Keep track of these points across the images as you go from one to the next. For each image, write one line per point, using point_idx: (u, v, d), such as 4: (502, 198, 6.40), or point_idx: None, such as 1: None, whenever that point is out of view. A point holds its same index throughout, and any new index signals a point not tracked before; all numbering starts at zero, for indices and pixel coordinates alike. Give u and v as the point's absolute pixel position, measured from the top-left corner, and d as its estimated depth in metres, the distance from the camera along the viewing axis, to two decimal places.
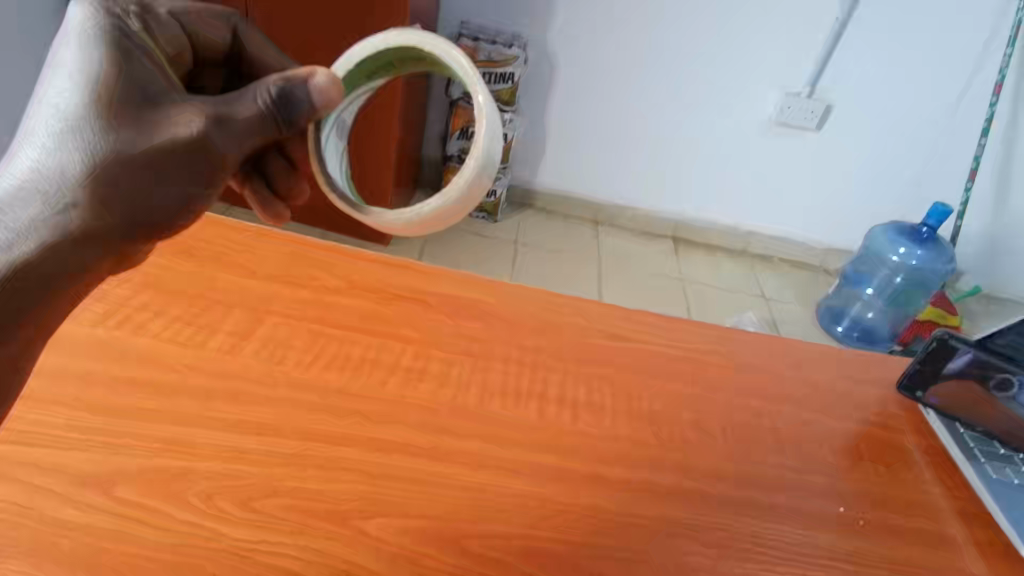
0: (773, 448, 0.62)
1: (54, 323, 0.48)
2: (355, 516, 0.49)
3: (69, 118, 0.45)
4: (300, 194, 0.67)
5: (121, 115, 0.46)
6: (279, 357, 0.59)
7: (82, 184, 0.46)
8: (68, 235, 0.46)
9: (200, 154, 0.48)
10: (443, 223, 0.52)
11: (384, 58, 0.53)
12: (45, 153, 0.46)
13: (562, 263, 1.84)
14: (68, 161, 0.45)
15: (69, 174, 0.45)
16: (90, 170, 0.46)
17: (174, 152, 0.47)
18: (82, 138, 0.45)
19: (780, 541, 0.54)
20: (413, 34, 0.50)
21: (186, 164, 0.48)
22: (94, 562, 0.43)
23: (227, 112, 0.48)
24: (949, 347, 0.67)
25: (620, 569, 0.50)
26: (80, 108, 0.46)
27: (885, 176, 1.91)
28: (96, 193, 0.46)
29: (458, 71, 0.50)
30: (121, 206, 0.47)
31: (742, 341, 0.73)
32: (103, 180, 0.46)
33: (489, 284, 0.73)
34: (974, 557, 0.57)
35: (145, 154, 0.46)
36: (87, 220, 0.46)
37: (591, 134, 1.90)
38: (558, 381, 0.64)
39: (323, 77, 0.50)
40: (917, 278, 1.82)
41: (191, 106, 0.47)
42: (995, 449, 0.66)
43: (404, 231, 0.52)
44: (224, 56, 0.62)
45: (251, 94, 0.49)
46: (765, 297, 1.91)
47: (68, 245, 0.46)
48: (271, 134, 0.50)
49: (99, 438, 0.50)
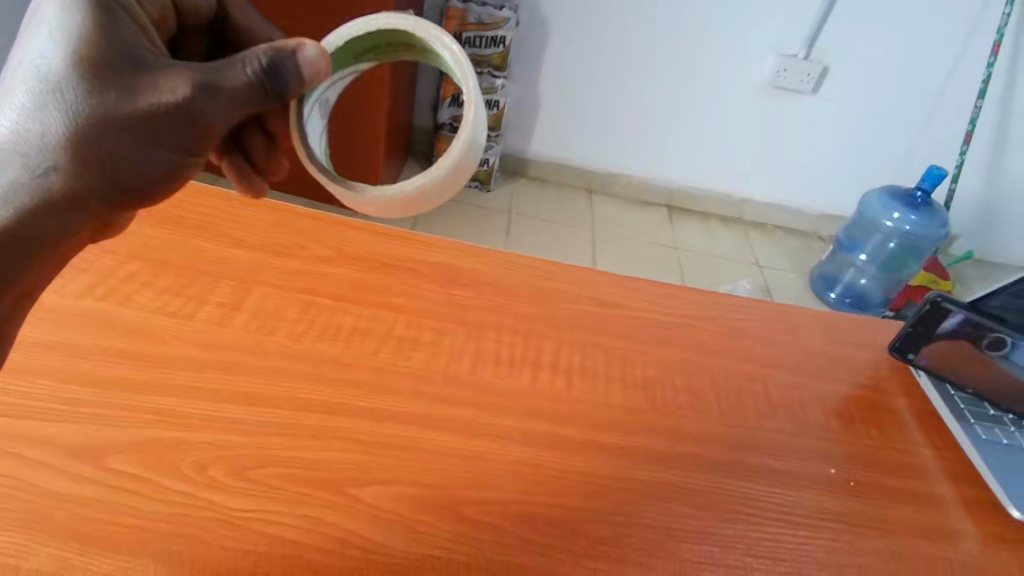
0: (766, 412, 0.62)
1: (39, 286, 0.47)
2: (350, 483, 0.49)
3: (50, 78, 0.44)
4: (278, 168, 0.69)
5: (104, 78, 0.45)
6: (269, 327, 0.59)
7: (63, 147, 0.45)
8: (48, 199, 0.45)
9: (185, 120, 0.47)
10: (430, 202, 0.51)
11: (372, 39, 0.52)
12: (26, 113, 0.44)
13: (556, 231, 1.84)
14: (48, 123, 0.44)
15: (50, 135, 0.44)
16: (71, 132, 0.45)
17: (157, 119, 0.46)
18: (63, 101, 0.44)
19: (771, 502, 0.55)
20: (403, 19, 0.49)
21: (169, 130, 0.47)
22: (86, 533, 0.43)
23: (214, 79, 0.46)
24: (942, 310, 0.67)
25: (614, 532, 0.50)
26: (60, 69, 0.44)
27: (881, 139, 1.89)
28: (77, 156, 0.45)
29: (446, 61, 0.49)
30: (102, 168, 0.46)
31: (734, 306, 0.73)
32: (83, 142, 0.45)
33: (481, 252, 0.72)
34: (962, 515, 0.57)
35: (128, 118, 0.45)
36: (67, 183, 0.45)
37: (583, 101, 1.87)
38: (552, 349, 0.63)
39: (313, 50, 0.49)
40: (910, 243, 1.82)
41: (176, 71, 0.46)
42: (984, 411, 0.67)
43: (385, 209, 0.51)
44: (209, 22, 0.61)
45: (240, 61, 0.47)
46: (758, 264, 1.92)
47: (49, 210, 0.45)
48: (258, 104, 0.49)
49: (89, 410, 0.50)
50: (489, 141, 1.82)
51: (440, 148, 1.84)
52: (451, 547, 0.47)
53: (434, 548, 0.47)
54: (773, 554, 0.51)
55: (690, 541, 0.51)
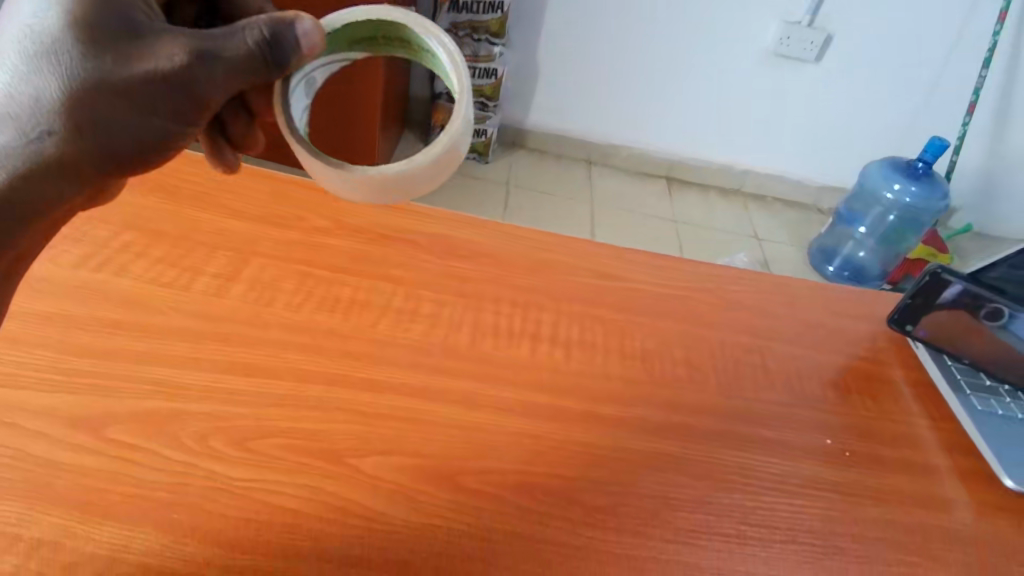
0: (763, 383, 0.63)
1: (35, 250, 0.48)
2: (350, 454, 0.49)
3: (43, 41, 0.43)
4: (255, 144, 0.61)
5: (97, 42, 0.43)
6: (267, 298, 0.58)
7: (56, 112, 0.44)
8: (41, 164, 0.45)
9: (179, 89, 0.44)
10: (419, 188, 0.47)
11: (370, 29, 0.50)
12: (20, 76, 0.44)
13: (554, 203, 1.83)
14: (41, 87, 0.43)
15: (43, 99, 0.44)
16: (63, 97, 0.44)
17: (150, 87, 0.44)
18: (56, 65, 0.43)
19: (768, 472, 0.55)
20: (405, 14, 0.48)
21: (163, 99, 0.45)
22: (87, 502, 0.44)
23: (210, 47, 0.44)
24: (941, 281, 0.66)
25: (612, 502, 0.50)
26: (53, 31, 0.43)
27: (884, 109, 1.87)
28: (70, 122, 0.44)
29: (442, 64, 0.48)
30: (96, 135, 0.45)
31: (733, 278, 0.73)
32: (76, 108, 0.44)
33: (480, 223, 0.72)
34: (955, 483, 0.58)
35: (121, 85, 0.44)
36: (60, 149, 0.45)
37: (582, 70, 1.84)
38: (551, 321, 0.63)
39: (310, 23, 0.45)
40: (910, 215, 1.82)
41: (172, 37, 0.44)
42: (980, 381, 0.67)
43: (370, 192, 0.46)
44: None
45: (238, 28, 0.44)
46: (757, 237, 1.91)
47: (41, 175, 0.45)
48: (256, 77, 0.45)
49: (87, 380, 0.50)
50: (487, 111, 1.80)
51: (437, 119, 1.82)
52: (451, 516, 0.47)
53: (434, 517, 0.47)
54: (769, 523, 0.52)
55: (687, 509, 0.51)
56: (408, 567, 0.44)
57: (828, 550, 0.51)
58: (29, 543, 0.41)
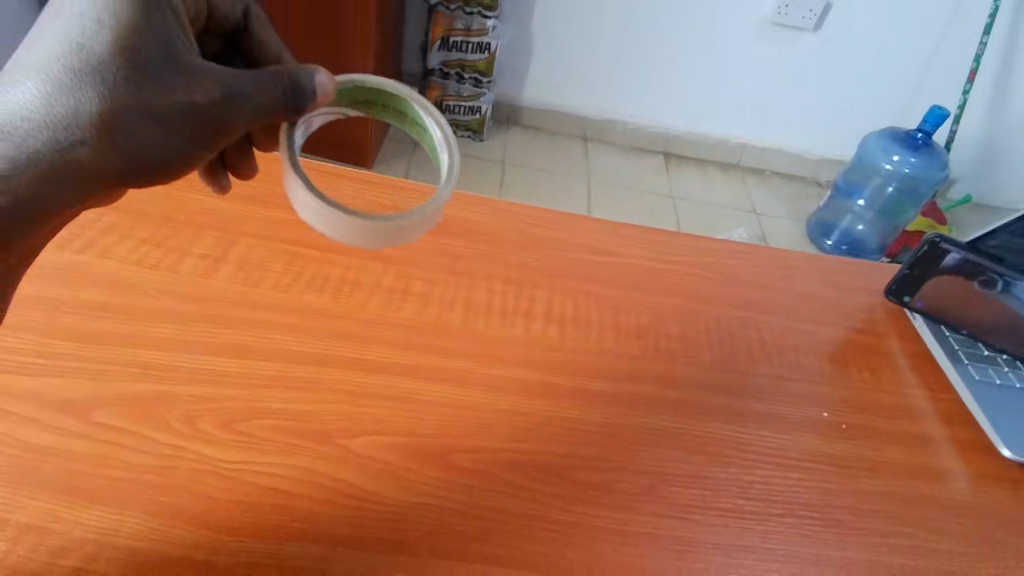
0: (759, 357, 0.62)
1: (38, 247, 0.47)
2: (341, 435, 0.49)
3: (85, 58, 0.41)
4: (249, 168, 0.60)
5: (138, 67, 0.42)
6: (254, 279, 0.57)
7: (87, 128, 0.42)
8: (59, 171, 0.43)
9: (208, 123, 0.44)
10: (408, 238, 0.47)
11: (371, 97, 0.51)
12: (54, 87, 0.41)
13: (550, 180, 1.81)
14: (76, 103, 0.42)
15: (71, 112, 0.42)
16: (94, 114, 0.42)
17: (181, 117, 0.44)
18: (93, 82, 0.41)
19: (763, 445, 0.55)
20: (410, 91, 0.49)
21: (190, 129, 0.44)
22: (74, 486, 0.43)
23: (242, 88, 0.44)
24: (939, 250, 0.65)
25: (605, 478, 0.50)
26: (99, 50, 0.41)
27: (885, 78, 1.84)
28: (96, 138, 0.43)
29: (435, 142, 0.50)
30: (119, 152, 0.44)
31: (729, 252, 0.72)
32: (104, 124, 0.43)
33: (471, 199, 0.70)
34: (952, 453, 0.58)
35: (155, 113, 0.43)
36: (79, 159, 0.44)
37: (576, 45, 1.81)
38: (545, 298, 0.63)
39: (326, 78, 0.46)
40: (909, 185, 1.79)
41: (209, 74, 0.43)
42: (979, 351, 0.67)
43: (364, 240, 0.45)
44: (225, 28, 0.55)
45: (269, 73, 0.45)
46: (755, 212, 1.90)
47: (58, 182, 0.44)
48: (277, 118, 0.46)
49: (73, 361, 0.49)
50: (481, 88, 1.77)
51: (431, 96, 1.80)
52: (443, 494, 0.47)
53: (426, 495, 0.47)
54: (764, 497, 0.51)
55: (682, 485, 0.51)
56: (401, 546, 0.44)
57: (824, 523, 0.51)
58: (18, 527, 0.41)
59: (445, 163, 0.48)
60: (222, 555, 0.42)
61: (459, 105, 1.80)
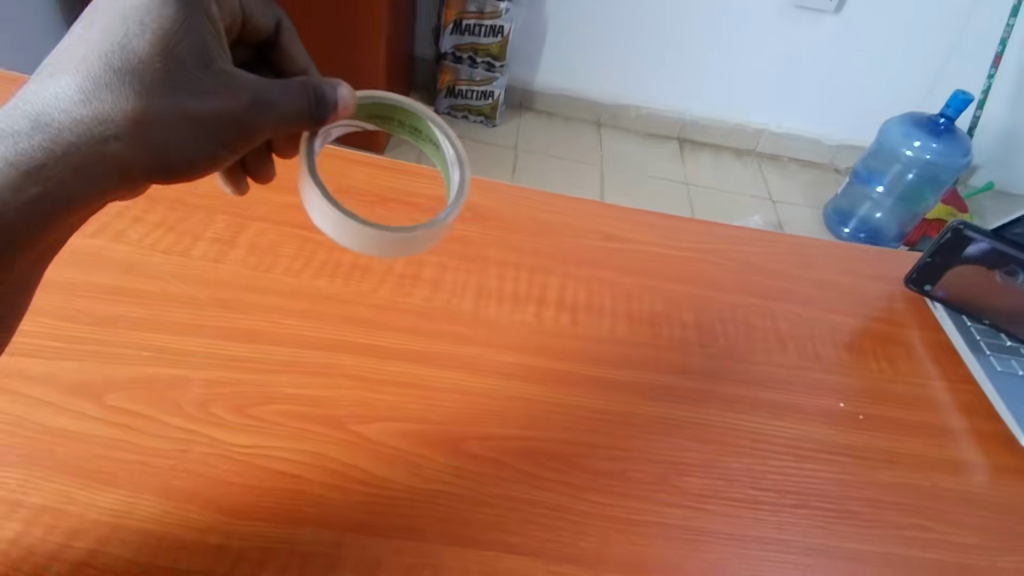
0: (775, 345, 0.61)
1: (60, 242, 0.44)
2: (352, 421, 0.49)
3: (127, 60, 0.42)
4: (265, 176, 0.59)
5: (176, 70, 0.43)
6: (266, 264, 0.57)
7: (120, 124, 0.42)
8: (89, 164, 0.42)
9: (237, 126, 0.44)
10: (418, 249, 0.48)
11: (388, 113, 0.53)
12: (93, 84, 0.42)
13: (562, 166, 1.80)
14: (113, 100, 0.42)
15: (107, 108, 0.42)
16: (129, 111, 0.42)
17: (212, 118, 0.44)
18: (132, 80, 0.42)
19: (779, 436, 0.54)
20: (426, 110, 0.52)
21: (219, 132, 0.44)
22: (89, 469, 0.43)
23: (271, 96, 0.45)
24: (963, 238, 0.64)
25: (617, 467, 0.50)
26: (142, 52, 0.42)
27: (906, 62, 1.79)
28: (130, 134, 0.42)
29: (447, 160, 0.51)
30: (148, 151, 0.44)
31: (745, 239, 0.71)
32: (138, 122, 0.42)
33: (484, 184, 0.70)
34: (972, 446, 0.57)
35: (188, 113, 0.43)
36: (109, 154, 0.43)
37: (590, 28, 1.79)
38: (558, 284, 0.62)
39: (347, 91, 0.47)
40: (929, 173, 1.75)
41: (240, 79, 0.44)
42: (1001, 342, 0.65)
43: (375, 248, 0.47)
44: (256, 41, 0.55)
45: (297, 82, 0.46)
46: (771, 199, 1.88)
47: (85, 178, 0.42)
48: (300, 127, 0.46)
49: (86, 345, 0.49)
50: (494, 72, 1.76)
51: (443, 80, 1.79)
52: (454, 480, 0.47)
53: (437, 482, 0.46)
54: (779, 487, 0.51)
55: (695, 474, 0.50)
56: (412, 533, 0.44)
57: (839, 515, 0.50)
58: (32, 509, 0.41)
59: (457, 178, 0.50)
60: (234, 539, 0.42)
61: (472, 90, 1.79)
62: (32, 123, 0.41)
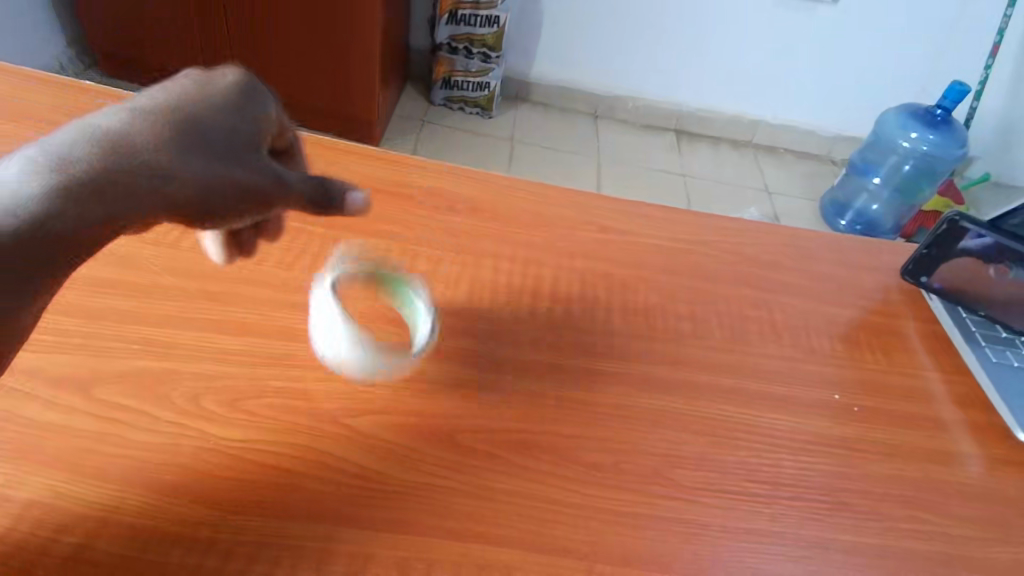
0: (770, 336, 0.61)
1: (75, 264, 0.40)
2: (345, 414, 0.48)
3: (196, 117, 0.42)
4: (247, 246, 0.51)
5: (238, 134, 0.43)
6: (258, 256, 0.57)
7: (171, 163, 0.40)
8: (125, 190, 0.39)
9: (280, 190, 0.43)
10: None
11: None
12: (155, 125, 0.41)
13: (559, 159, 1.79)
14: (171, 143, 0.41)
15: (163, 147, 0.41)
16: (181, 155, 0.41)
17: (258, 184, 0.43)
18: (193, 133, 0.42)
19: (773, 428, 0.54)
20: None
21: (262, 197, 0.43)
22: (78, 462, 0.43)
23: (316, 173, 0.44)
24: (958, 229, 0.64)
25: (611, 460, 0.49)
26: (210, 114, 0.43)
27: (904, 51, 1.78)
28: (177, 174, 0.41)
29: None
30: (190, 196, 0.41)
31: (739, 231, 0.71)
32: (186, 170, 0.41)
33: (479, 177, 0.70)
34: (967, 438, 0.57)
35: (238, 171, 0.42)
36: (149, 186, 0.40)
37: (586, 18, 1.78)
38: (552, 277, 0.62)
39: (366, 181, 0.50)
40: (926, 164, 1.74)
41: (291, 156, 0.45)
42: (996, 333, 0.65)
43: None
44: None
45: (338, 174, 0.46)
46: (768, 190, 1.87)
47: (115, 200, 0.39)
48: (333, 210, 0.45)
49: (74, 337, 0.49)
50: (490, 63, 1.75)
51: (439, 71, 1.78)
52: (448, 474, 0.46)
53: (429, 475, 0.46)
54: (774, 479, 0.51)
55: (689, 467, 0.50)
56: (405, 528, 0.43)
57: (833, 507, 0.50)
58: (20, 504, 0.41)
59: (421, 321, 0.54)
60: (225, 534, 0.41)
61: (468, 81, 1.78)
62: (77, 146, 0.39)
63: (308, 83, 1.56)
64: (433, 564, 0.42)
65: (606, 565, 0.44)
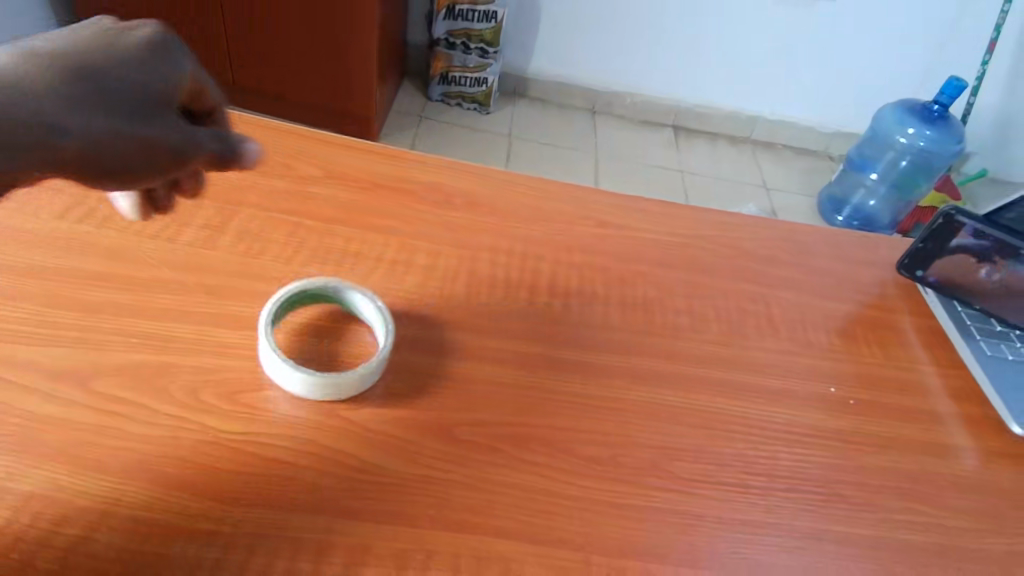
0: (766, 330, 0.61)
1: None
2: (343, 407, 0.49)
3: (93, 72, 0.40)
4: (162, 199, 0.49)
5: (138, 95, 0.41)
6: (256, 250, 0.57)
7: (78, 115, 0.37)
8: (35, 137, 0.35)
9: (182, 153, 0.43)
10: None
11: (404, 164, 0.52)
12: (49, 73, 0.37)
13: (557, 155, 1.79)
14: (73, 93, 0.38)
15: (65, 97, 0.37)
16: (85, 109, 0.38)
17: (158, 146, 0.42)
18: (92, 88, 0.39)
19: (769, 420, 0.54)
20: None
21: (162, 158, 0.42)
22: (77, 455, 0.43)
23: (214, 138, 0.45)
24: (953, 224, 0.64)
25: (609, 452, 0.50)
26: (106, 70, 0.40)
27: (902, 47, 1.78)
28: (85, 127, 0.38)
29: None
30: (95, 152, 0.38)
31: (736, 226, 0.71)
32: (90, 124, 0.38)
33: (477, 172, 0.70)
34: (961, 430, 0.57)
35: (141, 130, 0.41)
36: (59, 137, 0.36)
37: (587, 21, 1.79)
38: (550, 270, 0.62)
39: None
40: (923, 160, 1.75)
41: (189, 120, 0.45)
42: (991, 326, 0.65)
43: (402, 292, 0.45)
44: None
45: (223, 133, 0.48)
46: (765, 186, 1.87)
47: (25, 150, 0.34)
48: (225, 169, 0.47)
49: (72, 331, 0.49)
50: (488, 59, 1.74)
51: (436, 67, 1.78)
52: (446, 466, 0.47)
53: (427, 467, 0.46)
54: (770, 471, 0.51)
55: (686, 458, 0.50)
56: (403, 519, 0.43)
57: (829, 498, 0.50)
58: (19, 497, 0.41)
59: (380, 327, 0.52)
60: (225, 525, 0.41)
61: (466, 77, 1.78)
62: None
63: (305, 80, 1.56)
64: (431, 555, 0.42)
65: (603, 556, 0.44)
